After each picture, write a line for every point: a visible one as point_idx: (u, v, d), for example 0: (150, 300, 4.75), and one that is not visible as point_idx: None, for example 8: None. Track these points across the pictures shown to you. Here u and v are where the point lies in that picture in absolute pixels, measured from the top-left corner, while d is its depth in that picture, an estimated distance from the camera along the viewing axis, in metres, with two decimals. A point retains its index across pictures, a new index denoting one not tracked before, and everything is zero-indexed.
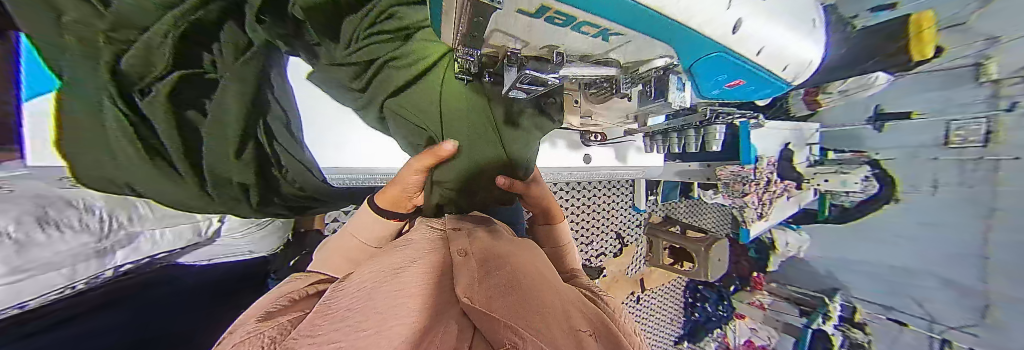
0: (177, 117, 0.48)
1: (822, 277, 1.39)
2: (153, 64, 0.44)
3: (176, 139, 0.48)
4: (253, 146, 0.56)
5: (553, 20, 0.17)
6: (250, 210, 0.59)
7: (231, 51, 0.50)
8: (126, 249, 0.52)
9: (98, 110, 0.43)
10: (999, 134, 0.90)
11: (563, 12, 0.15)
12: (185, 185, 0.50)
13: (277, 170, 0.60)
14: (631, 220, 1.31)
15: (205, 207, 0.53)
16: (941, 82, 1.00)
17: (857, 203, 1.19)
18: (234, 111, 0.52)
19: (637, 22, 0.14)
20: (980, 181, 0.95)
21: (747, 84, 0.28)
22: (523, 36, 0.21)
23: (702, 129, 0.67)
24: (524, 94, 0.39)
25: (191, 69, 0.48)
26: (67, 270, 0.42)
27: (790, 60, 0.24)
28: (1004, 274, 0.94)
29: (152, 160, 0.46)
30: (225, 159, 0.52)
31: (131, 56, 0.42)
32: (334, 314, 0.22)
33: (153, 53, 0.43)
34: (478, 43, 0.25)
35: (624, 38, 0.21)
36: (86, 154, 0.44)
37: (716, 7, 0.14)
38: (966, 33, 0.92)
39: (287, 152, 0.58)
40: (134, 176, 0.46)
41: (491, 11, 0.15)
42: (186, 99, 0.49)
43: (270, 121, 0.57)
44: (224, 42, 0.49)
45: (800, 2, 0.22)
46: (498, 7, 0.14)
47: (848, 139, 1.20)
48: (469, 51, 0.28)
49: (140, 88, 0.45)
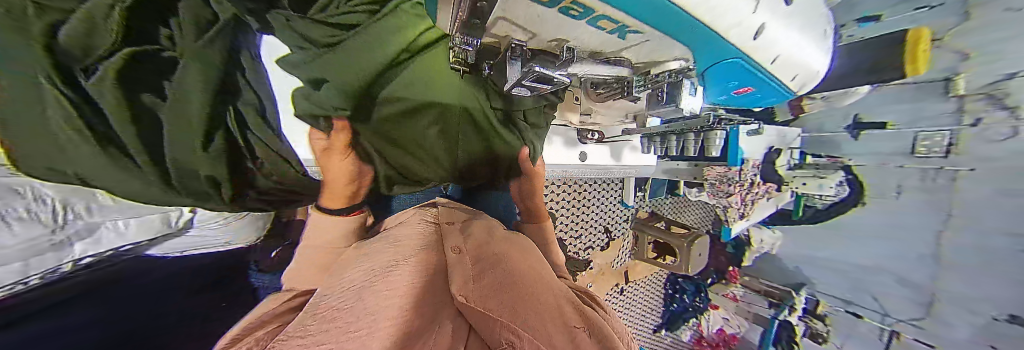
0: (132, 103, 0.42)
1: (790, 272, 1.48)
2: (99, 35, 0.39)
3: (133, 132, 0.42)
4: (223, 137, 0.51)
5: (568, 11, 0.16)
6: (222, 204, 0.55)
7: (192, 28, 0.48)
8: (86, 242, 0.47)
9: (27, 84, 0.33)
10: (960, 145, 0.97)
11: (579, 3, 0.13)
12: (145, 176, 0.44)
13: (255, 165, 0.56)
14: (620, 215, 1.34)
15: (171, 201, 0.49)
16: (915, 94, 1.04)
17: (827, 205, 1.29)
18: (199, 95, 0.48)
19: (661, 21, 0.13)
20: (940, 188, 1.03)
21: (755, 91, 0.27)
22: (532, 26, 0.20)
23: (704, 133, 0.67)
24: (530, 91, 0.37)
25: (145, 47, 0.44)
26: (16, 265, 0.39)
27: (800, 70, 0.24)
28: (957, 276, 1.05)
29: (104, 146, 0.39)
30: (192, 147, 0.47)
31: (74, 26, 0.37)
32: (321, 315, 0.21)
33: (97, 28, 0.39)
34: (478, 32, 0.23)
35: (640, 35, 0.19)
36: (35, 144, 0.35)
37: (745, 10, 0.13)
38: (942, 48, 0.98)
39: (262, 141, 0.55)
40: (84, 167, 0.39)
41: None
42: (138, 81, 0.43)
43: (242, 104, 0.53)
44: (182, 18, 0.48)
45: (818, 9, 0.22)
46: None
47: (827, 145, 1.25)
48: (468, 40, 0.26)
49: (82, 68, 0.38)
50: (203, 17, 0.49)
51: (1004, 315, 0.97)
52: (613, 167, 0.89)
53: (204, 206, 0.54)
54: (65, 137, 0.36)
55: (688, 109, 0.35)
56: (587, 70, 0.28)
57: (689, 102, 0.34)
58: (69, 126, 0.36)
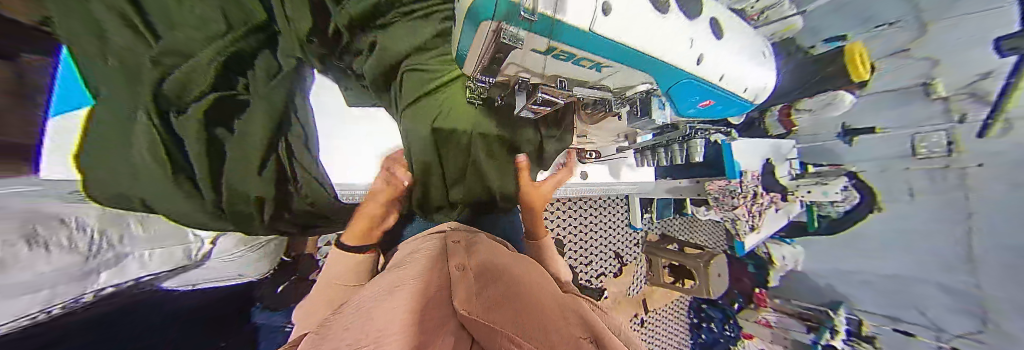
0: (208, 136, 0.45)
1: (823, 291, 1.37)
2: (193, 81, 0.45)
3: (203, 163, 0.44)
4: (275, 165, 0.52)
5: (557, 56, 0.21)
6: (259, 228, 0.53)
7: (264, 75, 0.54)
8: (113, 270, 0.47)
9: (127, 120, 0.40)
10: (958, 144, 0.98)
11: (565, 50, 0.18)
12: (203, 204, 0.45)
13: (293, 187, 0.55)
14: (629, 239, 1.32)
15: (214, 225, 0.48)
16: (894, 101, 1.07)
17: (841, 213, 1.26)
18: (259, 136, 0.50)
19: (626, 57, 0.18)
20: (952, 187, 1.01)
21: (716, 104, 0.32)
22: (535, 67, 0.25)
23: (685, 143, 0.70)
24: (533, 114, 0.41)
25: (226, 92, 0.49)
26: (43, 293, 0.36)
27: (747, 83, 0.30)
28: (993, 280, 0.96)
29: (173, 175, 0.41)
30: (247, 172, 0.48)
31: (172, 78, 0.42)
32: (336, 329, 0.23)
33: (194, 76, 0.45)
34: (492, 72, 0.28)
35: (613, 69, 0.24)
36: (99, 170, 0.38)
37: (669, 39, 0.18)
38: (910, 59, 1.00)
39: (302, 166, 0.57)
40: (148, 192, 0.40)
41: (508, 49, 0.18)
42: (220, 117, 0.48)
43: (291, 138, 0.57)
44: (259, 68, 0.53)
45: (741, 36, 0.29)
46: (518, 47, 0.17)
47: (825, 154, 1.28)
48: (483, 78, 0.31)
49: (177, 108, 0.44)
50: (273, 69, 0.55)
51: None
52: (612, 185, 0.92)
53: (242, 232, 0.52)
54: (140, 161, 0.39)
55: (661, 121, 0.39)
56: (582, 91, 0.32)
57: (658, 113, 0.37)
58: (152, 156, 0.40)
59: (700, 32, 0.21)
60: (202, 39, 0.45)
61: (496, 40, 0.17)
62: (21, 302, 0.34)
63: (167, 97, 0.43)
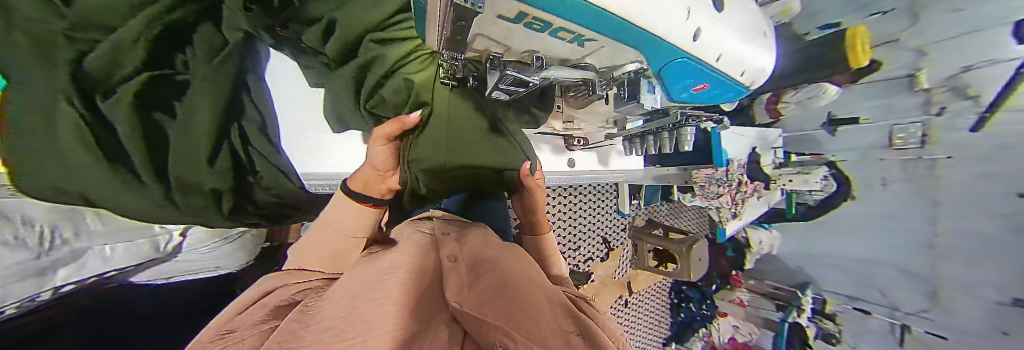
0: (145, 121, 0.41)
1: (794, 273, 1.46)
2: (120, 63, 0.39)
3: (141, 148, 0.41)
4: (227, 154, 0.51)
5: (532, 25, 0.18)
6: (221, 219, 0.52)
7: (205, 50, 0.49)
8: (70, 267, 0.42)
9: (49, 109, 0.32)
10: (933, 135, 1.01)
11: (538, 18, 0.16)
12: (149, 195, 0.42)
13: (253, 178, 0.56)
14: (617, 224, 1.35)
15: (169, 218, 0.46)
16: (881, 91, 1.10)
17: (817, 201, 1.33)
18: (204, 124, 0.48)
19: (608, 28, 0.17)
20: (922, 177, 1.05)
21: (711, 88, 0.32)
22: (506, 40, 0.22)
23: (675, 131, 0.65)
24: (507, 95, 0.39)
25: (165, 71, 0.45)
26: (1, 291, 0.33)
27: (746, 67, 0.29)
28: (950, 260, 1.05)
29: (113, 164, 0.37)
30: (198, 168, 0.47)
31: (97, 54, 0.36)
32: (318, 321, 0.21)
33: (122, 55, 0.39)
34: (462, 47, 0.25)
35: (596, 43, 0.22)
36: (38, 170, 0.33)
37: (676, 18, 0.17)
38: (900, 48, 1.03)
39: (265, 158, 0.56)
40: (91, 187, 0.37)
41: (472, 14, 0.16)
42: (154, 100, 0.44)
43: (245, 125, 0.55)
44: (197, 44, 0.48)
45: (748, 20, 0.27)
46: (478, 10, 0.15)
47: (808, 143, 1.30)
48: (452, 54, 0.29)
49: (103, 90, 0.38)
50: (216, 47, 0.50)
51: (1007, 299, 0.94)
52: (602, 173, 0.92)
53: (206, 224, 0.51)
54: (76, 157, 0.34)
55: (649, 107, 0.36)
56: (556, 73, 0.29)
57: (647, 100, 0.35)
58: (81, 144, 0.35)
59: (705, 10, 0.20)
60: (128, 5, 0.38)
61: (452, 2, 0.14)
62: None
63: (93, 77, 0.37)
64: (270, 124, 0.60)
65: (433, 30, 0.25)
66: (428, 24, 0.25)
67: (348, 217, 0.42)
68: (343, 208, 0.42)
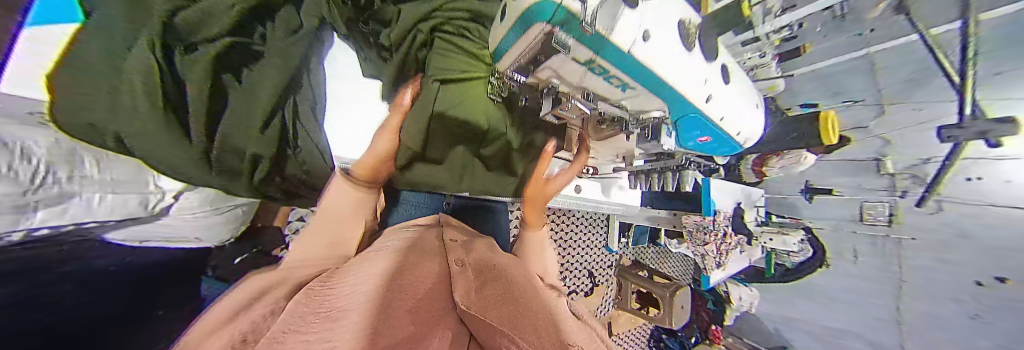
0: (213, 78, 0.42)
1: (772, 335, 1.49)
2: (208, 24, 0.42)
3: (201, 107, 0.40)
4: (277, 124, 0.50)
5: (593, 69, 0.24)
6: (245, 188, 0.49)
7: (283, 29, 0.53)
8: (51, 211, 0.35)
9: (120, 47, 0.31)
10: (898, 216, 1.11)
11: (601, 63, 0.22)
12: (190, 152, 0.38)
13: (292, 153, 0.53)
14: (604, 260, 1.36)
15: (195, 179, 0.41)
16: (850, 169, 1.20)
17: (795, 264, 1.37)
18: (269, 88, 0.49)
19: (635, 70, 0.23)
20: (889, 254, 1.14)
21: (711, 141, 0.37)
22: (568, 76, 0.27)
23: (678, 172, 0.70)
24: (555, 121, 0.40)
25: (242, 38, 0.47)
26: None
27: (739, 130, 0.35)
28: (920, 341, 1.10)
29: (166, 112, 0.34)
30: (250, 132, 0.46)
31: (186, 14, 0.38)
32: (327, 320, 0.20)
33: (209, 17, 0.41)
34: (526, 71, 0.30)
35: (633, 91, 0.28)
36: (79, 96, 0.29)
37: None
38: (867, 133, 1.13)
39: (307, 132, 0.55)
40: (131, 128, 0.32)
41: (553, 49, 0.21)
42: (228, 64, 0.45)
43: (299, 100, 0.55)
44: (277, 22, 0.52)
45: (740, 95, 0.34)
46: (562, 50, 0.21)
47: (787, 207, 1.39)
48: (512, 74, 0.33)
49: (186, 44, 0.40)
50: (291, 28, 0.54)
51: None
52: (601, 204, 0.96)
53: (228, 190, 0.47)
54: (129, 97, 0.32)
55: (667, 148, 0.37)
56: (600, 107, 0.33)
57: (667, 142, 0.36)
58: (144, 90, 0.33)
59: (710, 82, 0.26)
60: None
61: (545, 36, 0.20)
62: None
63: (177, 29, 0.38)
64: (319, 107, 0.59)
65: (505, 59, 0.31)
66: (502, 59, 0.31)
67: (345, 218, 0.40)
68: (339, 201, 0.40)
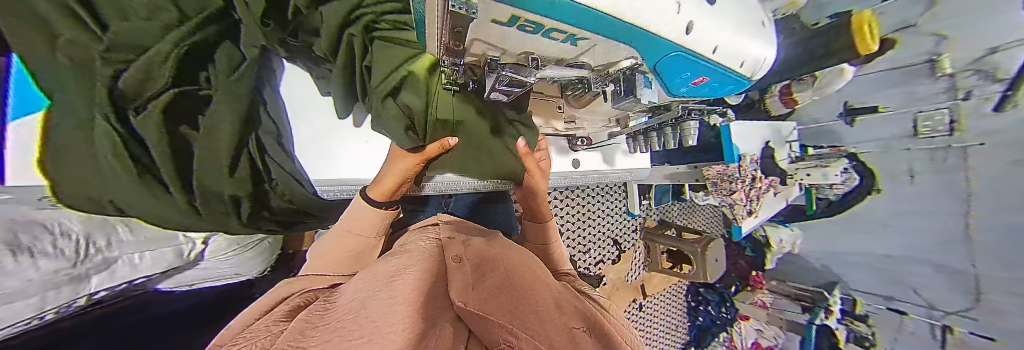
0: (171, 134, 0.43)
1: (820, 272, 1.38)
2: (152, 78, 0.41)
3: (171, 163, 0.43)
4: (246, 161, 0.52)
5: (524, 28, 0.19)
6: (240, 227, 0.52)
7: (224, 67, 0.49)
8: (102, 275, 0.40)
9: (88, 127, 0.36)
10: (961, 122, 0.96)
11: (530, 20, 0.17)
12: (174, 203, 0.44)
13: (270, 186, 0.56)
14: (627, 225, 1.32)
15: (191, 225, 0.47)
16: (900, 78, 1.05)
17: (840, 196, 1.24)
18: (229, 130, 0.48)
19: (592, 26, 0.17)
20: (952, 168, 0.99)
21: (710, 81, 0.31)
22: (500, 42, 0.23)
23: (677, 126, 0.64)
24: (507, 98, 0.40)
25: (188, 86, 0.46)
26: (34, 299, 0.31)
27: (745, 57, 0.29)
28: (993, 258, 0.95)
29: (142, 176, 0.39)
30: (219, 175, 0.48)
31: (130, 77, 0.38)
32: (325, 332, 0.20)
33: (152, 73, 0.41)
34: (459, 52, 0.26)
35: (589, 42, 0.23)
36: (76, 170, 0.36)
37: (668, 12, 0.18)
38: (918, 33, 0.97)
39: (278, 166, 0.57)
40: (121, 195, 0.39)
41: (468, 20, 0.16)
42: (180, 113, 0.45)
43: (262, 133, 0.56)
44: (218, 58, 0.49)
45: (744, 12, 0.28)
46: (472, 16, 0.15)
47: (826, 135, 1.25)
48: (452, 59, 0.30)
49: (135, 106, 0.40)
50: (234, 60, 0.51)
51: None
52: (607, 172, 0.92)
53: (225, 230, 0.51)
54: (110, 170, 0.37)
55: (646, 101, 0.37)
56: (554, 72, 0.30)
57: (644, 94, 0.36)
58: (115, 158, 0.37)
59: (696, 7, 0.21)
60: (159, 30, 0.40)
61: (448, 10, 0.15)
62: (16, 307, 0.29)
63: (124, 95, 0.39)
64: (284, 132, 0.61)
65: (431, 40, 0.28)
66: (427, 37, 0.28)
67: (370, 221, 0.45)
68: (360, 212, 0.45)
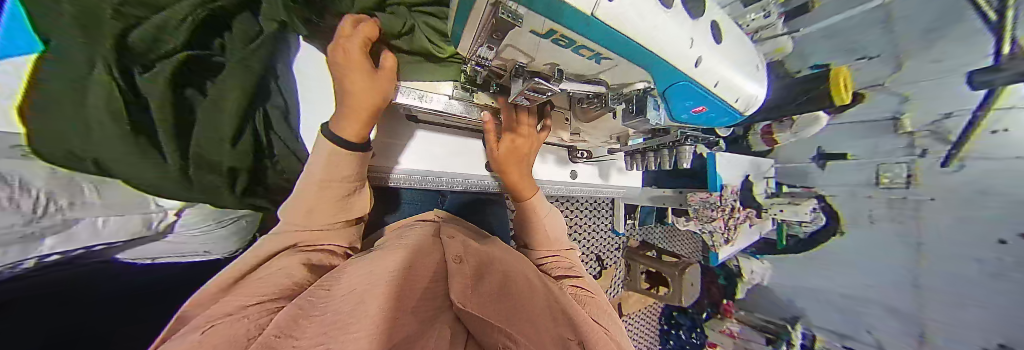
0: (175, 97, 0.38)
1: (785, 305, 1.45)
2: (163, 40, 0.35)
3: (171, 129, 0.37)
4: (249, 135, 0.49)
5: (556, 41, 0.22)
6: (233, 201, 0.48)
7: (241, 37, 0.46)
8: (58, 237, 0.31)
9: (81, 82, 0.28)
10: (918, 177, 1.07)
11: (562, 33, 0.20)
12: (169, 173, 0.38)
13: (269, 161, 0.54)
14: (611, 243, 1.35)
15: (183, 197, 0.41)
16: (866, 131, 1.15)
17: (807, 234, 1.32)
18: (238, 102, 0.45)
19: (614, 45, 0.21)
20: (907, 217, 1.10)
21: (709, 111, 0.34)
22: (533, 53, 0.26)
23: (674, 149, 0.66)
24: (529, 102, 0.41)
25: (199, 51, 0.40)
26: None
27: (739, 93, 0.32)
28: (938, 298, 1.07)
29: (140, 139, 0.33)
30: (222, 143, 0.45)
31: (148, 32, 0.33)
32: (323, 329, 0.21)
33: (170, 31, 0.35)
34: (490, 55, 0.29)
35: (609, 62, 0.26)
36: (56, 120, 0.27)
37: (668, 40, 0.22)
38: (887, 92, 1.07)
39: (284, 145, 0.55)
40: (110, 158, 0.31)
41: (510, 28, 0.20)
42: (185, 78, 0.40)
43: (269, 107, 0.52)
44: (235, 28, 0.45)
45: (740, 55, 0.32)
46: (517, 22, 0.19)
47: (800, 176, 1.33)
48: (480, 61, 0.32)
49: (141, 63, 0.34)
50: (251, 31, 0.47)
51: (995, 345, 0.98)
52: (601, 186, 0.95)
53: (216, 205, 0.46)
54: (104, 126, 0.30)
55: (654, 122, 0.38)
56: (575, 86, 0.33)
57: (652, 115, 0.37)
58: (119, 115, 0.31)
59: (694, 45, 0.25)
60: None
61: (496, 16, 0.19)
62: None
63: (133, 51, 0.32)
64: (294, 113, 0.57)
65: (467, 39, 0.30)
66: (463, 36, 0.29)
67: (342, 166, 0.39)
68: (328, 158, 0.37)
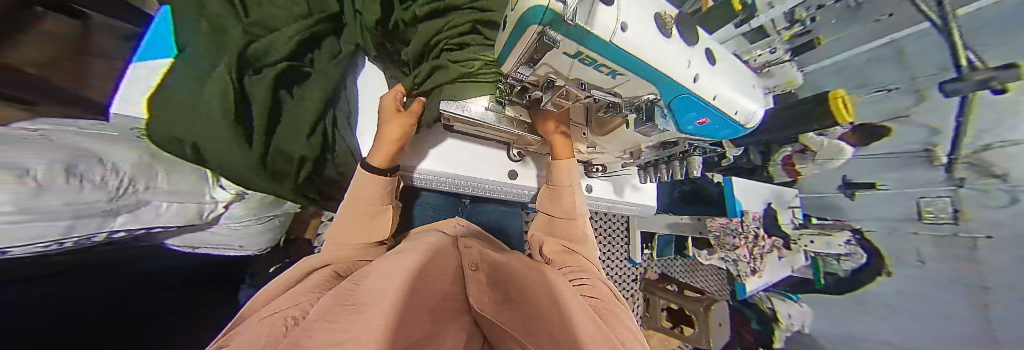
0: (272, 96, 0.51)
1: None
2: (272, 52, 0.52)
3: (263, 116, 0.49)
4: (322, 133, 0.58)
5: (583, 61, 0.28)
6: (290, 189, 0.55)
7: (327, 55, 0.61)
8: (129, 216, 0.37)
9: (203, 75, 0.43)
10: (966, 212, 0.88)
11: (589, 55, 0.26)
12: (250, 153, 0.47)
13: (331, 156, 0.61)
14: (628, 274, 1.30)
15: (253, 181, 0.49)
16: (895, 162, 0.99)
17: (850, 272, 1.15)
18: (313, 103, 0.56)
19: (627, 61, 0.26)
20: None
21: (711, 123, 0.36)
22: (564, 71, 0.31)
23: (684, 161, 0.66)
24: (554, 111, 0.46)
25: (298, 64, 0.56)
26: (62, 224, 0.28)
27: (736, 106, 0.35)
28: None
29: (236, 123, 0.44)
30: (298, 137, 0.55)
31: (255, 45, 0.49)
32: (357, 310, 0.23)
33: (272, 47, 0.52)
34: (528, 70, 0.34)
35: (625, 77, 0.30)
36: (180, 108, 0.40)
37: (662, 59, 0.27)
38: (911, 124, 0.91)
39: (343, 141, 0.62)
40: (204, 135, 0.42)
41: (549, 48, 0.26)
42: (286, 82, 0.55)
43: (339, 111, 0.61)
44: (324, 50, 0.60)
45: (735, 73, 0.36)
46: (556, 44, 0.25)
47: (830, 209, 1.19)
48: (517, 75, 0.37)
49: (255, 68, 0.50)
50: (335, 51, 0.62)
51: None
52: (617, 203, 0.95)
53: (278, 189, 0.54)
54: (211, 108, 0.42)
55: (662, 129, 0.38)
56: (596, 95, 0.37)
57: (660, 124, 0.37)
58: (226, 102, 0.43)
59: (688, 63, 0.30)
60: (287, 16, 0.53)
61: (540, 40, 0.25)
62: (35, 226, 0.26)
63: (248, 58, 0.49)
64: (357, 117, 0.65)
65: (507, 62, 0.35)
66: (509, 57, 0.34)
67: (370, 185, 0.50)
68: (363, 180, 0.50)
